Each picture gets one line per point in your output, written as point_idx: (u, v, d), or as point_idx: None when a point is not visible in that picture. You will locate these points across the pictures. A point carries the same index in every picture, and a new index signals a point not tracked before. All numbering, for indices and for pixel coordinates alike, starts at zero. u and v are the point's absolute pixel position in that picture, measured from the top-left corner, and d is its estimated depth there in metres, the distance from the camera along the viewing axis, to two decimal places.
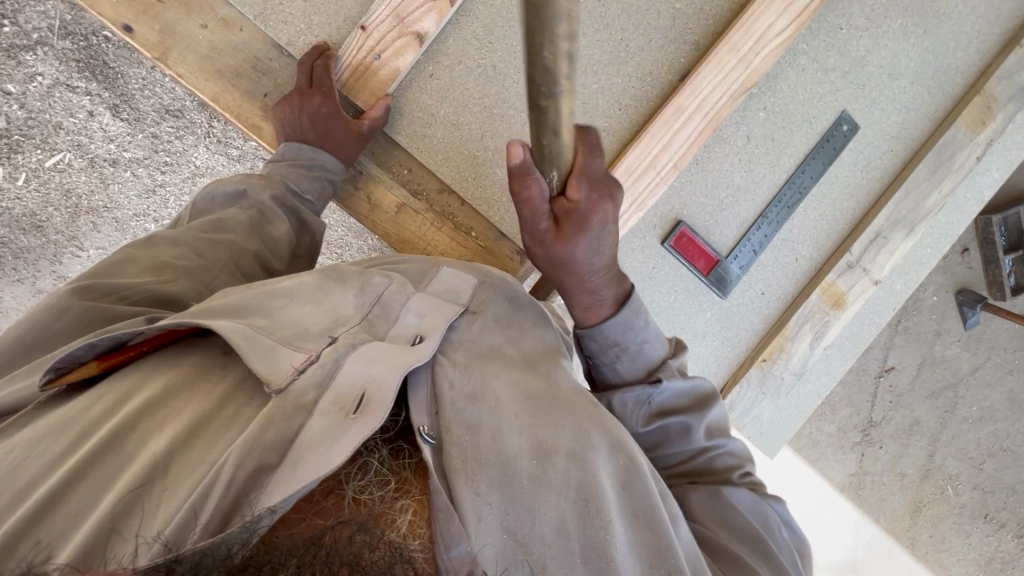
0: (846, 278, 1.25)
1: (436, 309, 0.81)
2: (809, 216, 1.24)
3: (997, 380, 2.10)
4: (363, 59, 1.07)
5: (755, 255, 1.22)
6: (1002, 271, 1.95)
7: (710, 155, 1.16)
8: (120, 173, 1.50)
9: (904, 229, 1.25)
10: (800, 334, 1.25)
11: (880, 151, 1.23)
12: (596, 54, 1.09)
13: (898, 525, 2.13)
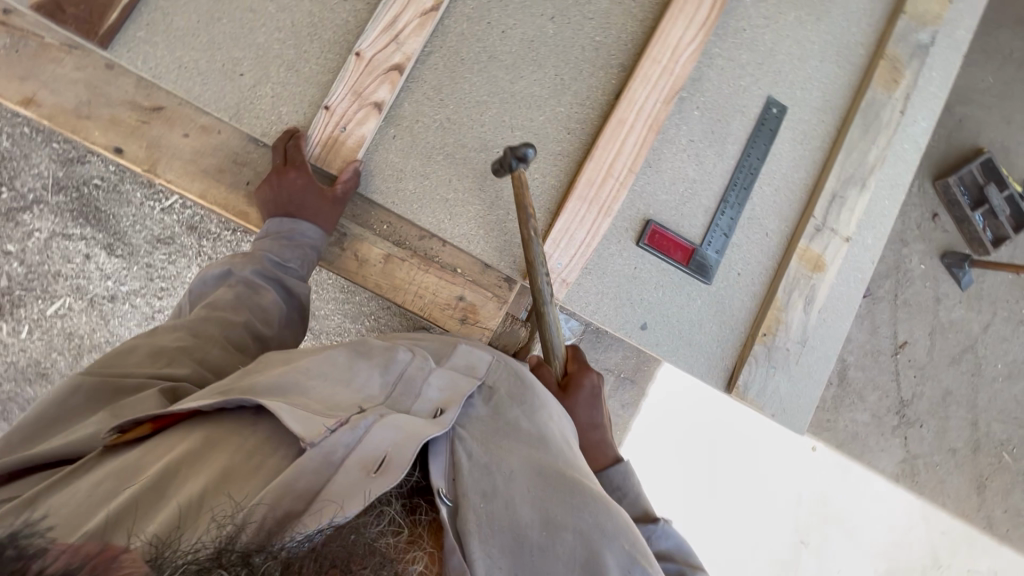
0: (819, 241, 1.28)
1: (457, 385, 0.85)
2: (766, 192, 1.29)
3: (1012, 333, 2.10)
4: (331, 133, 1.14)
5: (726, 238, 1.27)
6: (976, 228, 2.03)
7: (660, 156, 1.24)
8: (119, 306, 1.55)
9: (857, 185, 1.29)
10: (792, 302, 1.28)
11: (814, 123, 1.31)
12: (536, 91, 1.20)
13: (967, 506, 2.03)
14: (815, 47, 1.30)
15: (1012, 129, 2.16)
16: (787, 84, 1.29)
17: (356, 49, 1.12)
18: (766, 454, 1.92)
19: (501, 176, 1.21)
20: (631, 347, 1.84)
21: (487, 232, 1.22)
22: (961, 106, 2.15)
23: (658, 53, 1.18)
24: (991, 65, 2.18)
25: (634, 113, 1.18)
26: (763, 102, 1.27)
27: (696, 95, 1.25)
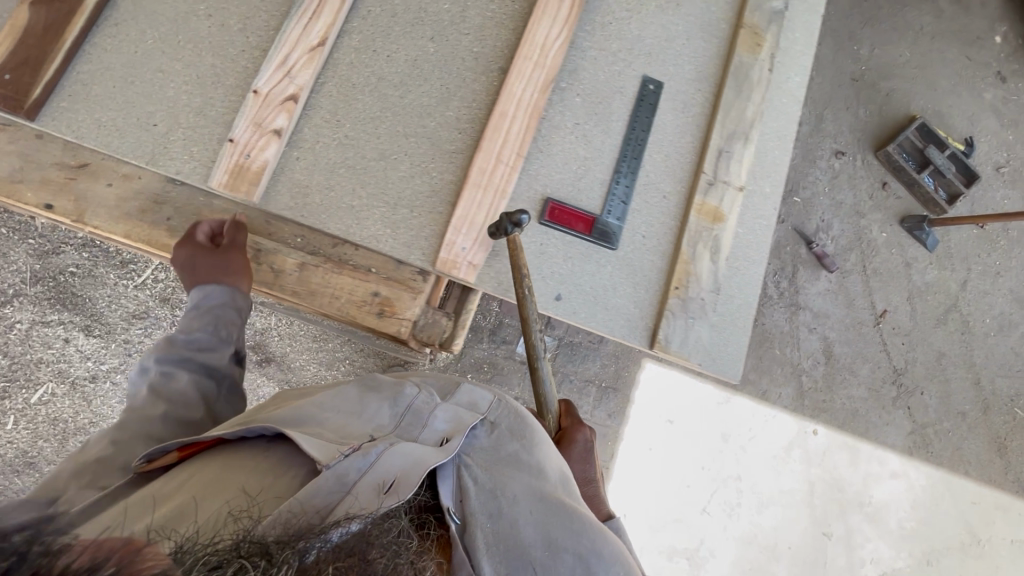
0: (718, 187, 0.94)
1: (461, 418, 0.83)
2: (668, 155, 0.95)
3: (992, 286, 2.08)
4: (233, 163, 0.88)
5: (625, 195, 0.92)
6: (927, 189, 2.08)
7: (548, 135, 0.93)
8: (101, 385, 1.62)
9: (743, 133, 0.96)
10: (698, 252, 0.92)
11: (702, 84, 0.98)
12: (386, 93, 0.93)
13: (994, 472, 1.93)
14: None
15: (938, 95, 2.26)
16: (674, 52, 1.00)
17: (251, 87, 0.88)
18: (745, 444, 1.86)
19: (402, 180, 0.92)
20: (608, 354, 1.84)
21: (383, 238, 0.90)
22: (885, 81, 2.26)
23: (524, 44, 0.92)
24: (905, 42, 2.31)
25: (507, 98, 0.89)
26: (642, 79, 0.98)
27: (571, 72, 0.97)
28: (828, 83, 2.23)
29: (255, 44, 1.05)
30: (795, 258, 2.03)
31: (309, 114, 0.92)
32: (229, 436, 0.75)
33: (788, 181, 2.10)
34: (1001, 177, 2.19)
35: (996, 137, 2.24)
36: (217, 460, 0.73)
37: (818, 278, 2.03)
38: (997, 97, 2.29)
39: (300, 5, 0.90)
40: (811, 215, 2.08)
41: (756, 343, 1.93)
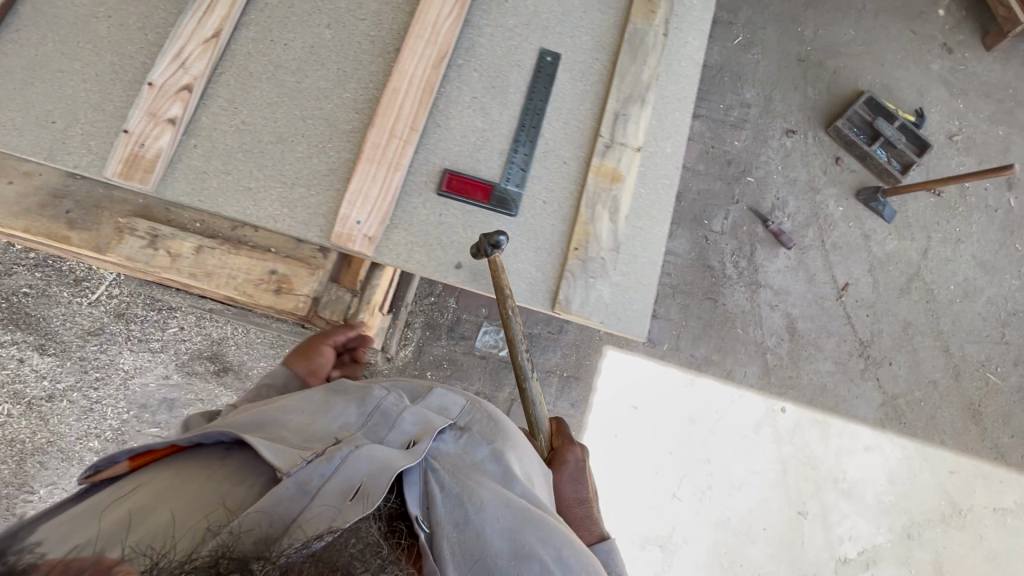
0: (614, 152, 0.94)
1: (429, 420, 0.86)
2: (571, 129, 0.96)
3: (954, 253, 2.08)
4: (129, 150, 0.92)
5: (526, 168, 0.93)
6: (880, 161, 2.08)
7: (447, 116, 0.94)
8: (56, 404, 1.64)
9: (637, 102, 0.97)
10: (597, 214, 0.91)
11: (599, 61, 1.00)
12: (286, 79, 0.99)
13: (970, 439, 1.90)
14: None
15: (885, 69, 2.29)
16: (566, 29, 1.02)
17: (147, 80, 0.95)
18: (712, 426, 1.84)
19: (297, 162, 0.95)
20: (568, 344, 1.84)
21: (278, 219, 0.92)
22: (831, 59, 2.29)
23: (420, 30, 0.94)
24: (849, 20, 2.34)
25: (404, 82, 0.91)
26: (538, 52, 1.00)
27: (469, 58, 0.98)
28: (774, 64, 2.26)
29: (153, 40, 1.08)
30: (752, 237, 2.04)
31: (206, 103, 0.97)
32: (183, 443, 0.73)
33: (740, 163, 2.12)
34: (955, 145, 2.20)
35: (947, 106, 2.25)
36: (170, 469, 0.71)
37: (777, 256, 2.03)
38: (945, 67, 2.31)
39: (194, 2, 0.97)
40: (765, 194, 2.09)
41: (716, 324, 1.94)
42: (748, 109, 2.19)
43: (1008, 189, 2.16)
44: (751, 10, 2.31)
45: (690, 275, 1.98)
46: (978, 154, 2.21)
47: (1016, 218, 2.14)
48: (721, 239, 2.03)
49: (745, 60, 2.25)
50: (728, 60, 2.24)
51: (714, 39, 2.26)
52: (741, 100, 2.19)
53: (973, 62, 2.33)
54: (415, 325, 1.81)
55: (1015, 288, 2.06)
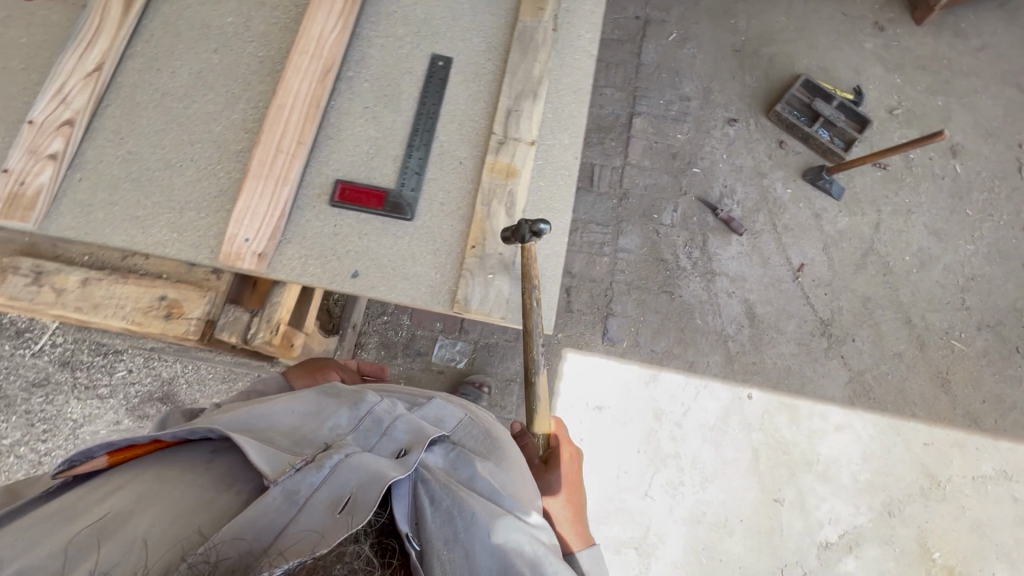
0: (507, 148, 0.94)
1: (422, 429, 0.83)
2: (465, 129, 0.96)
3: (906, 224, 2.08)
4: (9, 189, 0.97)
5: (421, 171, 0.93)
6: (822, 140, 2.10)
7: (339, 128, 0.95)
8: (4, 460, 1.61)
9: (529, 97, 0.97)
10: (493, 210, 0.90)
11: (490, 61, 1.01)
12: (179, 109, 1.04)
13: (942, 408, 1.87)
14: None
15: (820, 52, 2.32)
16: (456, 34, 1.03)
17: (27, 119, 1.00)
18: (678, 419, 1.81)
19: (186, 186, 1.00)
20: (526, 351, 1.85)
21: (168, 246, 0.97)
22: (766, 47, 2.32)
23: (305, 45, 0.95)
24: (780, 8, 2.38)
25: (289, 99, 0.91)
26: (429, 57, 1.00)
27: (361, 71, 0.99)
28: (710, 57, 2.29)
29: (36, 80, 1.09)
30: (703, 226, 2.04)
31: (90, 137, 1.03)
32: (165, 438, 0.74)
33: (684, 155, 2.13)
34: (896, 119, 2.22)
35: (884, 82, 2.28)
36: (152, 470, 0.72)
37: (729, 243, 2.02)
38: (878, 44, 2.35)
39: (76, 37, 1.03)
40: (712, 183, 2.10)
41: (675, 316, 1.92)
42: (688, 102, 2.21)
43: (952, 157, 2.18)
44: (683, 7, 2.35)
45: (645, 270, 1.97)
46: (919, 125, 2.23)
47: (964, 184, 2.15)
48: (673, 232, 2.02)
49: (681, 55, 2.28)
50: (664, 56, 2.27)
51: (648, 39, 2.30)
52: (680, 94, 2.22)
53: (905, 37, 2.36)
54: (369, 345, 1.79)
55: (971, 253, 2.06)
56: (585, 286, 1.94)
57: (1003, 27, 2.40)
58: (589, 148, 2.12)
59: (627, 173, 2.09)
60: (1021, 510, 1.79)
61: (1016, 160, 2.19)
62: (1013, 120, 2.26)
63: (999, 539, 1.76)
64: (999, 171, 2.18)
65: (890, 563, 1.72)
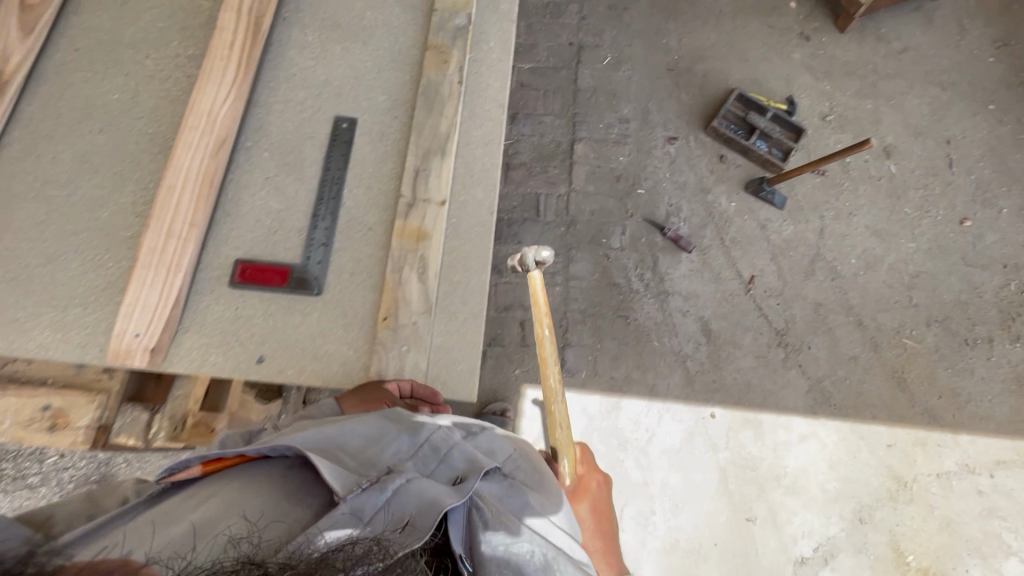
0: (417, 210, 0.92)
1: (479, 456, 0.78)
2: (371, 193, 0.95)
3: (849, 227, 2.12)
4: None
5: (328, 244, 0.91)
6: (759, 152, 2.13)
7: (239, 202, 0.93)
8: None
9: (437, 154, 0.95)
10: (404, 277, 0.90)
11: (395, 118, 0.99)
12: (71, 195, 1.02)
13: (902, 409, 1.89)
14: (365, 39, 1.04)
15: (751, 65, 2.37)
16: (359, 90, 1.00)
17: None
18: (643, 448, 1.79)
19: (73, 276, 0.98)
20: (484, 390, 1.83)
21: (55, 341, 0.94)
22: (699, 64, 2.36)
23: (198, 118, 0.92)
24: (709, 25, 2.44)
25: (181, 178, 0.89)
26: (333, 119, 0.98)
27: (263, 139, 0.96)
28: (645, 78, 2.31)
29: None
30: (652, 247, 2.03)
31: None
32: (250, 453, 0.74)
33: (628, 177, 2.13)
34: (829, 125, 2.28)
35: (814, 90, 2.34)
36: (235, 482, 0.71)
37: (680, 261, 2.02)
38: (806, 54, 2.41)
39: None
40: (658, 202, 2.10)
41: (631, 341, 1.91)
42: (627, 123, 2.22)
43: (886, 158, 2.24)
44: (615, 31, 2.39)
45: (598, 296, 1.95)
46: (852, 129, 2.29)
47: (900, 183, 2.20)
48: (623, 255, 2.02)
49: (616, 78, 2.30)
50: (600, 80, 2.29)
51: (584, 64, 2.32)
52: (619, 117, 2.23)
53: (830, 45, 2.44)
54: None
55: (913, 250, 2.10)
56: None
57: (921, 29, 2.49)
58: (533, 178, 2.11)
59: (573, 200, 2.08)
60: (988, 503, 1.80)
61: (947, 156, 2.26)
62: (940, 117, 2.33)
63: (970, 536, 1.76)
64: (931, 168, 2.24)
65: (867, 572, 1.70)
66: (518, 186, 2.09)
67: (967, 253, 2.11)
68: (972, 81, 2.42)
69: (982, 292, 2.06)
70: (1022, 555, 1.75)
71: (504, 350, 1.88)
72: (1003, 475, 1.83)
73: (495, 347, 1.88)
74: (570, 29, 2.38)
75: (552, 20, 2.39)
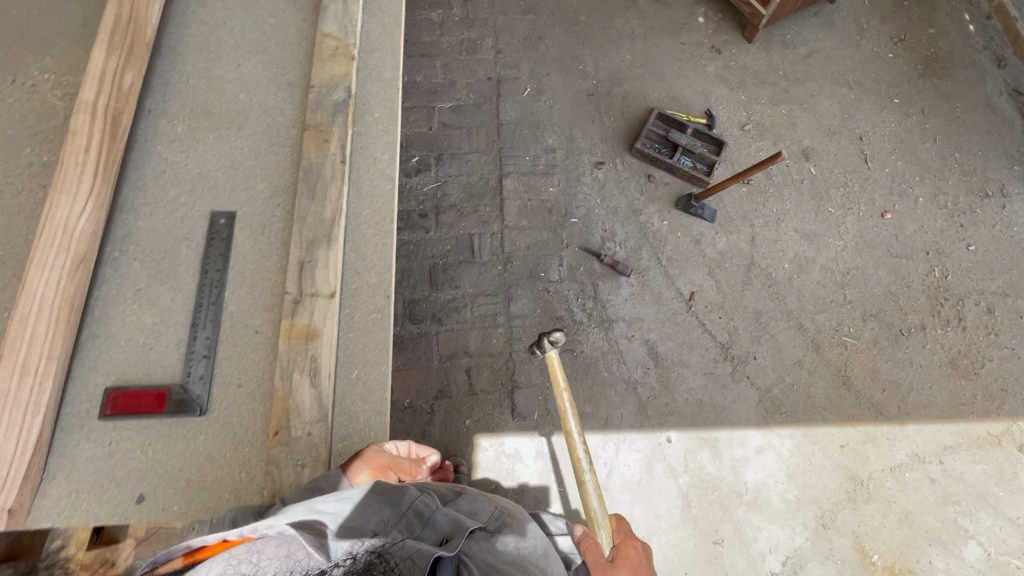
0: (304, 308, 1.10)
1: (460, 519, 0.91)
2: (243, 301, 1.15)
3: (778, 233, 2.16)
4: None
5: (209, 357, 1.10)
6: (684, 169, 2.16)
7: (107, 321, 1.11)
8: None
9: (321, 245, 1.12)
10: (296, 382, 1.05)
11: (268, 220, 1.20)
12: None
13: (848, 407, 1.92)
14: (238, 149, 1.25)
15: (668, 82, 2.41)
16: (229, 197, 1.22)
17: None
18: (605, 484, 1.75)
19: None
20: (435, 447, 1.76)
21: None
22: (618, 86, 2.38)
23: (53, 241, 1.08)
24: (623, 48, 2.48)
25: (37, 307, 1.04)
26: (209, 218, 1.19)
27: (130, 254, 1.16)
28: (567, 105, 2.32)
29: None
30: (590, 275, 2.02)
31: None
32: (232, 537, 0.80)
33: (560, 207, 2.12)
34: (748, 134, 2.34)
35: (730, 102, 2.40)
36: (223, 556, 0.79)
37: (619, 286, 2.02)
38: (718, 67, 2.47)
39: None
40: (591, 230, 2.10)
41: (580, 374, 1.88)
42: (553, 153, 2.22)
43: (805, 161, 2.30)
44: (531, 62, 2.39)
45: (542, 332, 1.93)
46: (771, 136, 2.35)
47: (821, 184, 2.27)
48: (562, 287, 2.00)
49: (538, 109, 2.30)
50: (523, 112, 2.28)
51: (504, 97, 2.31)
52: (544, 146, 2.23)
53: (741, 56, 2.51)
54: None
55: (841, 248, 2.16)
56: (485, 363, 1.87)
57: (823, 32, 2.60)
58: (464, 218, 2.06)
59: (507, 237, 2.05)
60: (942, 491, 1.83)
61: (861, 152, 2.35)
62: (850, 116, 2.42)
63: (929, 526, 1.79)
64: (848, 166, 2.32)
65: None
66: (450, 229, 2.05)
67: (892, 245, 2.18)
68: (876, 78, 2.53)
69: (909, 281, 2.13)
70: (979, 537, 1.79)
71: (452, 401, 1.82)
72: (952, 459, 1.88)
73: (442, 399, 1.81)
74: (487, 64, 2.37)
75: (468, 56, 2.38)
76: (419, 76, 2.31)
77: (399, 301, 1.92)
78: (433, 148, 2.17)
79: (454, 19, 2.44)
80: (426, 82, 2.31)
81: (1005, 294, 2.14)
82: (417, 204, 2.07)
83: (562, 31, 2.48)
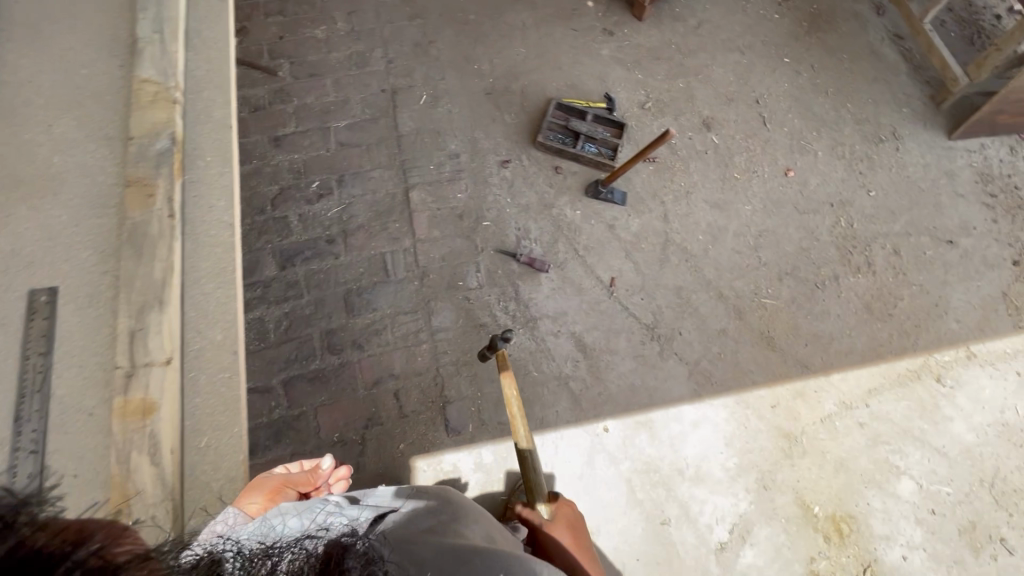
0: (136, 381, 1.01)
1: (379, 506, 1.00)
2: (69, 382, 1.03)
3: (689, 206, 2.19)
4: None
5: (35, 453, 0.98)
6: (589, 156, 2.16)
7: None
8: None
9: (151, 310, 1.04)
10: (133, 461, 0.97)
11: (93, 284, 1.09)
12: None
13: (775, 367, 1.96)
14: (49, 207, 1.13)
15: (565, 71, 2.40)
16: (44, 263, 1.09)
17: None
18: (549, 484, 1.74)
19: None
20: (370, 477, 1.71)
21: None
22: (515, 82, 2.36)
23: None
24: (516, 42, 2.45)
25: None
26: (28, 293, 1.07)
27: None
28: (466, 107, 2.28)
29: None
30: (509, 276, 2.00)
31: None
32: None
33: (471, 212, 2.09)
34: (649, 112, 2.35)
35: (628, 83, 2.41)
36: None
37: (540, 283, 2.01)
38: (613, 49, 2.47)
39: None
40: (505, 231, 2.08)
41: (511, 378, 1.86)
42: (457, 158, 2.17)
43: (707, 131, 2.34)
44: (425, 68, 2.34)
45: (467, 342, 1.89)
46: (672, 111, 2.37)
47: (725, 152, 2.30)
48: (482, 293, 1.97)
49: (437, 115, 2.25)
50: (422, 120, 2.23)
51: (401, 107, 2.25)
52: (448, 153, 2.18)
53: (633, 35, 2.52)
54: None
55: (751, 212, 2.20)
56: (413, 383, 1.82)
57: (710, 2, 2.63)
58: (374, 238, 2.00)
59: (420, 251, 2.00)
60: (871, 433, 1.90)
61: (759, 115, 2.39)
62: (745, 81, 2.47)
63: (863, 469, 1.86)
64: (749, 130, 2.36)
65: (783, 536, 1.75)
66: (360, 251, 1.98)
67: (798, 202, 2.24)
68: (766, 40, 2.58)
69: (819, 235, 2.19)
70: (911, 472, 1.87)
71: (383, 428, 1.76)
72: (877, 401, 1.95)
73: (373, 427, 1.76)
74: (380, 76, 2.30)
75: (358, 70, 2.30)
76: (309, 96, 2.22)
77: (315, 334, 1.84)
78: (333, 171, 2.10)
79: (339, 34, 2.36)
80: (317, 102, 2.22)
81: (908, 234, 2.23)
82: (323, 230, 2.00)
83: (453, 32, 2.43)
